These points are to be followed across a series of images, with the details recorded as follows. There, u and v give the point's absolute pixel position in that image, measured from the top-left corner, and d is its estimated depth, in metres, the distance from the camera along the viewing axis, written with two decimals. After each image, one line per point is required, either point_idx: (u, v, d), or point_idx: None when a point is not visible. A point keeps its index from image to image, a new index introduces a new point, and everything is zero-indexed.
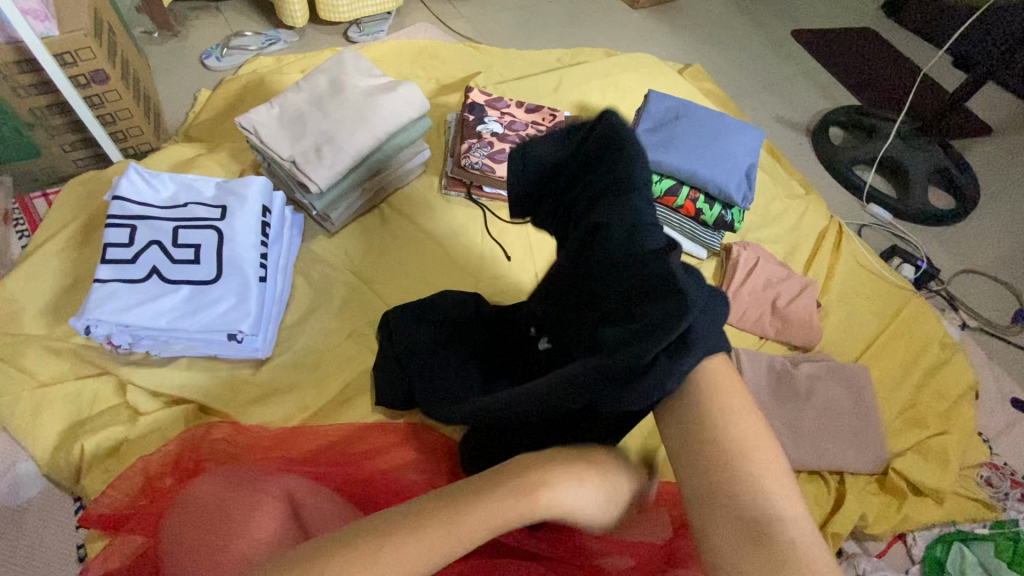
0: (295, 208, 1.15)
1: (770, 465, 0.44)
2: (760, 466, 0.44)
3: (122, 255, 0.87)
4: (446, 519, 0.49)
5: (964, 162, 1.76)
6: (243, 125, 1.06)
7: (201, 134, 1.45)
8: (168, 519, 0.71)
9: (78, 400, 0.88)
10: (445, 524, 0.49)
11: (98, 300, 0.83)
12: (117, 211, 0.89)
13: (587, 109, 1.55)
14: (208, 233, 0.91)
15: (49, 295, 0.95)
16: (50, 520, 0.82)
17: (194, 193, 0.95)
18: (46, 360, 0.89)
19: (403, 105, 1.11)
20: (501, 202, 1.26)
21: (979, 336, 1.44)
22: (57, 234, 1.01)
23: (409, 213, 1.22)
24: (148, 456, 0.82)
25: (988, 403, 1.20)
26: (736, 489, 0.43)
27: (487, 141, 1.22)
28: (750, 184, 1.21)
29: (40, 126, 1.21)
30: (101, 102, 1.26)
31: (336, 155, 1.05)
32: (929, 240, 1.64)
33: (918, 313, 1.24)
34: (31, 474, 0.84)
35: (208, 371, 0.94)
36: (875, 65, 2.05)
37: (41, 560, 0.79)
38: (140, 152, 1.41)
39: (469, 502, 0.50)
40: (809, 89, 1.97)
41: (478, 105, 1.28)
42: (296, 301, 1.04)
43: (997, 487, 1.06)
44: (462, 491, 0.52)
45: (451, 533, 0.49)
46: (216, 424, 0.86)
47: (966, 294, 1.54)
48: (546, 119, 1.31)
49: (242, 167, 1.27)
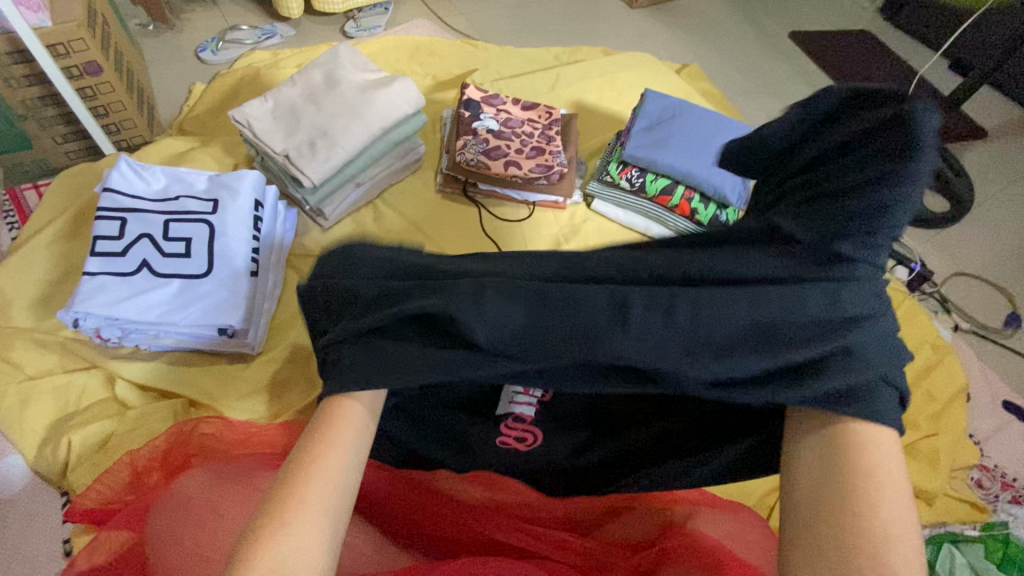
0: (289, 203, 1.15)
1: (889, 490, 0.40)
2: (890, 510, 0.39)
3: (112, 248, 0.86)
4: (289, 512, 0.42)
5: (959, 165, 1.76)
6: (236, 118, 1.05)
7: (196, 127, 1.44)
8: (155, 513, 0.71)
9: (65, 393, 0.87)
10: (300, 504, 0.43)
11: (87, 293, 0.82)
12: (107, 203, 0.88)
13: (584, 108, 1.55)
14: (199, 226, 0.90)
15: (38, 288, 0.94)
16: (36, 514, 0.81)
17: (186, 187, 0.94)
18: (34, 354, 0.89)
19: (398, 100, 1.11)
20: (495, 199, 1.27)
21: (971, 338, 1.44)
22: (46, 226, 1.00)
23: (403, 210, 1.22)
24: (135, 449, 0.81)
25: (981, 405, 1.20)
26: (862, 513, 0.38)
27: (482, 138, 1.22)
28: (746, 183, 1.21)
29: (32, 118, 1.20)
30: (94, 94, 1.25)
31: (330, 150, 1.04)
32: (923, 243, 1.65)
33: (910, 315, 1.25)
34: (18, 468, 0.84)
35: (199, 365, 0.93)
36: (872, 67, 2.05)
37: (26, 555, 0.78)
38: (133, 145, 1.40)
39: (305, 471, 0.45)
40: (806, 91, 1.97)
41: (474, 101, 1.28)
42: (289, 296, 1.04)
43: (987, 488, 1.08)
44: (299, 468, 0.45)
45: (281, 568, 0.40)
46: (205, 419, 0.86)
47: (958, 296, 1.55)
48: (542, 116, 1.31)
49: (236, 162, 1.26)
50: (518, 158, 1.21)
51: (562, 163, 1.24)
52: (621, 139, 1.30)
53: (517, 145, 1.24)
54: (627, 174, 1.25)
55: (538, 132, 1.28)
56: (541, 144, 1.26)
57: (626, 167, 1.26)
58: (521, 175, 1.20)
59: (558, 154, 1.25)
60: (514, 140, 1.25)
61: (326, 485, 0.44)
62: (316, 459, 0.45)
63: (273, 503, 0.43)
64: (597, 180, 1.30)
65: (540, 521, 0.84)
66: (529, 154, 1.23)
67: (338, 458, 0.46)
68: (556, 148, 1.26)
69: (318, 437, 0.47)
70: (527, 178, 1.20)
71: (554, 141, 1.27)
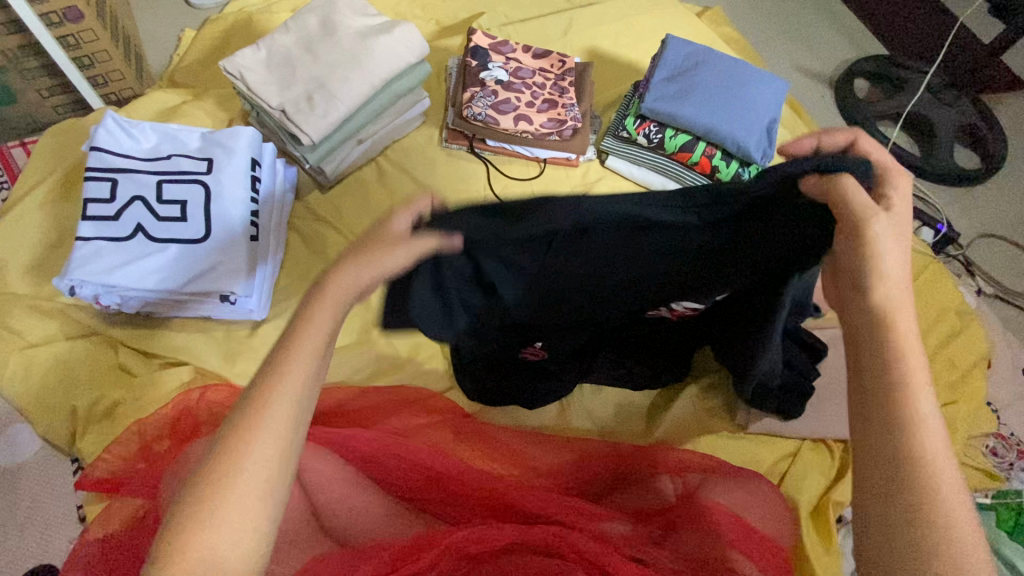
0: (288, 162, 1.09)
1: (951, 492, 0.47)
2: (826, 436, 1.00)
3: (104, 212, 0.82)
4: (253, 426, 0.52)
5: (995, 119, 1.65)
6: (228, 69, 0.98)
7: (186, 79, 1.35)
8: (164, 481, 0.71)
9: (70, 360, 0.86)
10: (241, 464, 0.51)
11: (82, 259, 0.80)
12: (96, 163, 0.84)
13: (598, 56, 1.45)
14: (193, 188, 0.86)
15: (34, 251, 0.91)
16: (52, 481, 0.83)
17: (178, 145, 0.89)
18: (34, 320, 0.87)
19: (401, 48, 1.03)
20: (505, 155, 1.21)
21: (994, 303, 1.41)
22: (38, 186, 0.95)
23: (407, 167, 1.16)
24: (142, 418, 0.81)
25: (1002, 373, 1.18)
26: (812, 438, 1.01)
27: (491, 90, 1.15)
28: (772, 139, 1.14)
29: (15, 70, 1.14)
30: (77, 43, 1.17)
31: (329, 105, 0.98)
32: (950, 201, 1.57)
33: (935, 280, 1.20)
34: (24, 436, 0.85)
35: (204, 331, 0.91)
36: (912, 5, 1.86)
37: (44, 520, 0.81)
38: (122, 98, 1.34)
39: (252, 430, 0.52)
40: (837, 38, 1.83)
41: (481, 49, 1.19)
42: (291, 260, 1.01)
43: (1001, 457, 1.06)
44: (240, 436, 0.52)
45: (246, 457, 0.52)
46: (212, 387, 0.85)
47: (984, 259, 1.49)
48: (555, 65, 1.22)
49: (230, 116, 1.20)
50: (529, 112, 1.15)
51: (577, 117, 1.17)
52: (639, 91, 1.22)
53: (528, 97, 1.16)
54: (645, 129, 1.17)
55: (551, 83, 1.20)
56: (553, 96, 1.18)
57: (644, 122, 1.18)
58: (531, 131, 1.14)
59: (571, 107, 1.17)
60: (525, 91, 1.17)
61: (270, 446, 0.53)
62: (260, 414, 0.53)
63: (230, 439, 0.52)
64: (613, 136, 1.23)
65: (550, 488, 0.83)
66: (540, 107, 1.16)
67: (297, 393, 0.54)
68: (569, 101, 1.18)
69: (271, 392, 0.53)
70: (538, 134, 1.15)
71: (567, 93, 1.19)
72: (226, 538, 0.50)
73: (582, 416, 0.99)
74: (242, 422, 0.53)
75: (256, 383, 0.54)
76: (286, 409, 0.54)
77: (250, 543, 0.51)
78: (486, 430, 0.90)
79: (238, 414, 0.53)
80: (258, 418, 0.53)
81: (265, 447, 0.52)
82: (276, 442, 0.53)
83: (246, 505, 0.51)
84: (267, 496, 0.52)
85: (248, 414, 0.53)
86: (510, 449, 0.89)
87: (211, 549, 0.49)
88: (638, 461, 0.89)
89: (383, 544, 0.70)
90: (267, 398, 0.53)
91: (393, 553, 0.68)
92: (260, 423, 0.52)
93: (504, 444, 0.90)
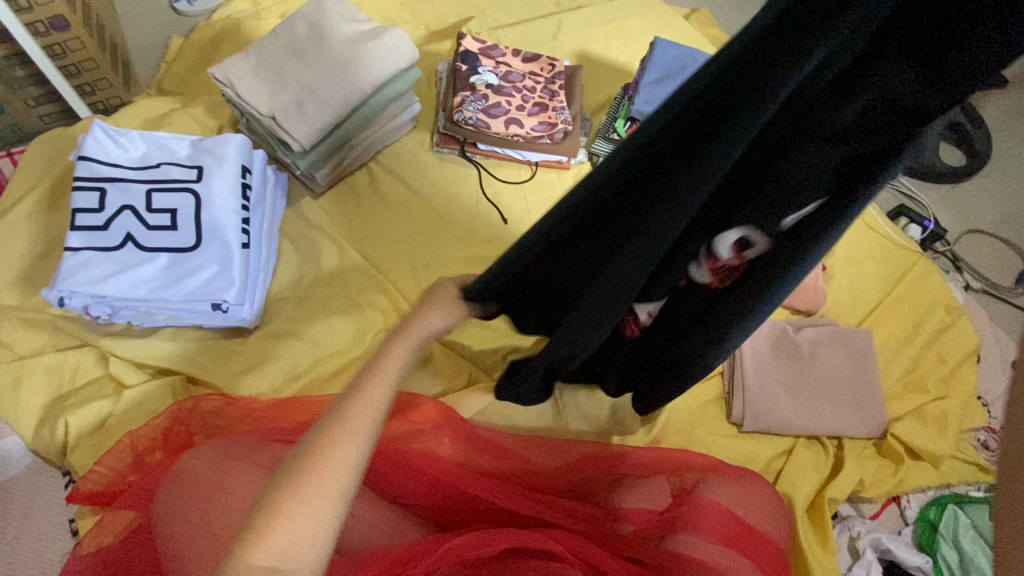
0: (278, 168, 1.09)
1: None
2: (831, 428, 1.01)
3: (93, 221, 0.82)
4: (331, 437, 0.52)
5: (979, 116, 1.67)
6: (216, 76, 0.98)
7: (175, 87, 1.35)
8: (159, 493, 0.71)
9: (60, 372, 0.85)
10: (318, 471, 0.51)
11: (71, 269, 0.79)
12: (84, 172, 0.83)
13: (587, 59, 1.45)
14: (184, 196, 0.86)
15: (22, 262, 0.90)
16: (43, 495, 0.82)
17: (167, 153, 0.89)
18: (22, 332, 0.86)
19: (391, 54, 1.03)
20: (496, 159, 1.21)
21: (982, 298, 1.43)
22: (25, 197, 0.94)
23: (399, 173, 1.16)
24: (134, 430, 0.80)
25: (990, 367, 1.20)
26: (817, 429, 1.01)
27: (481, 94, 1.15)
28: None
29: (0, 80, 1.13)
30: (64, 52, 1.17)
31: (319, 111, 0.98)
32: (936, 199, 1.60)
33: (924, 276, 1.22)
34: (16, 449, 0.84)
35: (196, 340, 0.91)
36: None
37: (36, 535, 0.80)
38: (110, 106, 1.33)
39: (328, 440, 0.52)
40: None
41: (471, 53, 1.19)
42: (284, 268, 1.01)
43: (992, 450, 1.08)
44: (321, 442, 0.52)
45: (323, 472, 0.51)
46: (204, 396, 0.84)
47: (971, 255, 1.51)
48: (545, 69, 1.23)
49: (220, 123, 1.19)
50: (519, 116, 1.15)
51: (567, 120, 1.17)
52: (629, 93, 1.23)
53: (519, 101, 1.17)
54: None
55: (541, 86, 1.20)
56: (544, 99, 1.18)
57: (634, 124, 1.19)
58: (522, 135, 1.15)
59: (562, 110, 1.18)
60: (516, 95, 1.17)
61: (344, 460, 0.52)
62: (342, 426, 0.53)
63: (296, 461, 0.51)
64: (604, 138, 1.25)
65: (547, 491, 0.83)
66: (530, 111, 1.16)
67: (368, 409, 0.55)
68: (559, 104, 1.19)
69: (347, 405, 0.54)
70: (529, 137, 1.15)
71: (558, 96, 1.20)
72: (292, 541, 0.49)
73: (578, 418, 0.99)
74: (317, 434, 0.52)
75: (340, 401, 0.55)
76: (363, 425, 0.54)
77: (317, 549, 0.49)
78: (483, 435, 0.90)
79: (316, 430, 0.53)
80: (335, 432, 0.52)
81: (337, 463, 0.51)
82: (350, 455, 0.52)
83: (314, 519, 0.49)
84: (337, 497, 0.51)
85: (325, 429, 0.53)
86: (506, 453, 0.89)
87: (274, 557, 0.48)
88: (634, 464, 0.89)
89: (380, 551, 0.70)
90: (348, 413, 0.54)
91: (391, 560, 0.68)
92: (334, 437, 0.52)
93: (500, 448, 0.89)
